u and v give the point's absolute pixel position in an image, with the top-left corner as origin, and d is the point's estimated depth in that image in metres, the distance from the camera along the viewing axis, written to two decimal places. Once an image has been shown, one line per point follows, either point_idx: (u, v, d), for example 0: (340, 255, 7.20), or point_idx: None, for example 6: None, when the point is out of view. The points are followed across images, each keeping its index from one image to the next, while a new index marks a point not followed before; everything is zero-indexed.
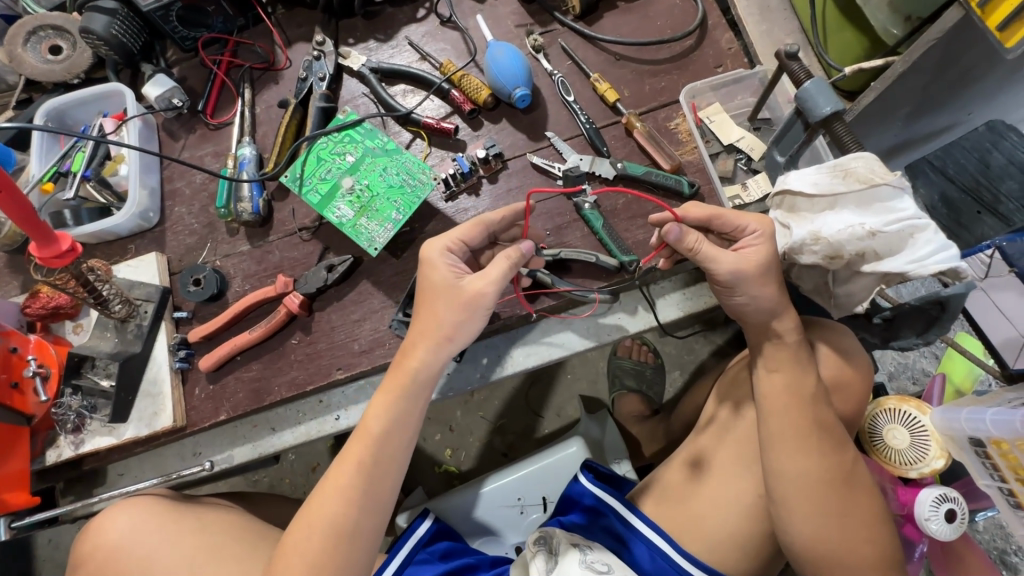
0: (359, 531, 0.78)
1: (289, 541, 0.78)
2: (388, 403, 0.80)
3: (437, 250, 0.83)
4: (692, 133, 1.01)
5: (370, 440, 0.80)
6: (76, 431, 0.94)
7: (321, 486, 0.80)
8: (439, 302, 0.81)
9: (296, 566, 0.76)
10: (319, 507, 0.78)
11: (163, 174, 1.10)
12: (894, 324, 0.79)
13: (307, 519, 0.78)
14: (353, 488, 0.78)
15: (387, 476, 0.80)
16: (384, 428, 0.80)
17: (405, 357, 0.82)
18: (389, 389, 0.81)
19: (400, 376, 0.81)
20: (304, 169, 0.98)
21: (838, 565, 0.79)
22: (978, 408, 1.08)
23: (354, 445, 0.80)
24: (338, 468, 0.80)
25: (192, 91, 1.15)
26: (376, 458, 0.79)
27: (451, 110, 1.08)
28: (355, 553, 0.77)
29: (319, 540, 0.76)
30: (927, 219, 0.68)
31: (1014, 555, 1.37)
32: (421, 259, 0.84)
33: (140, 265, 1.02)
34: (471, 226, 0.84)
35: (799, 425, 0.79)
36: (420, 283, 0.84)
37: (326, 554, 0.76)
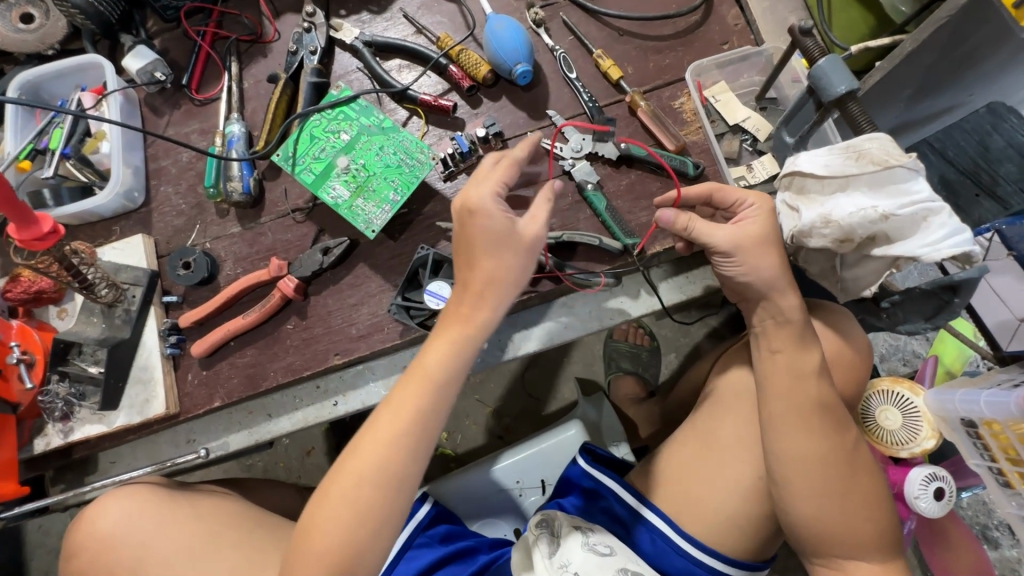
0: (406, 482, 0.68)
1: (325, 494, 0.68)
2: (453, 352, 0.71)
3: (483, 193, 0.71)
4: (697, 112, 0.99)
5: (424, 382, 0.70)
6: (65, 419, 0.92)
7: (361, 433, 0.69)
8: (491, 246, 0.71)
9: (330, 522, 0.66)
10: (362, 453, 0.68)
11: (147, 153, 1.05)
12: (900, 311, 0.78)
13: (346, 468, 0.68)
14: (400, 436, 0.68)
15: (435, 424, 0.70)
16: (447, 374, 0.70)
17: (461, 302, 0.72)
18: (452, 333, 0.71)
19: (456, 319, 0.72)
20: (297, 148, 0.94)
21: (838, 545, 0.79)
22: (972, 389, 1.09)
23: (408, 391, 0.70)
24: (392, 409, 0.69)
25: (175, 65, 1.09)
26: (432, 406, 0.70)
27: (448, 86, 1.04)
28: (397, 509, 0.68)
29: (358, 492, 0.67)
30: (941, 202, 0.66)
31: (996, 530, 1.40)
32: (465, 204, 0.72)
33: (126, 248, 0.98)
34: (509, 168, 0.75)
35: (801, 408, 0.79)
36: (461, 227, 0.72)
37: (368, 510, 0.67)
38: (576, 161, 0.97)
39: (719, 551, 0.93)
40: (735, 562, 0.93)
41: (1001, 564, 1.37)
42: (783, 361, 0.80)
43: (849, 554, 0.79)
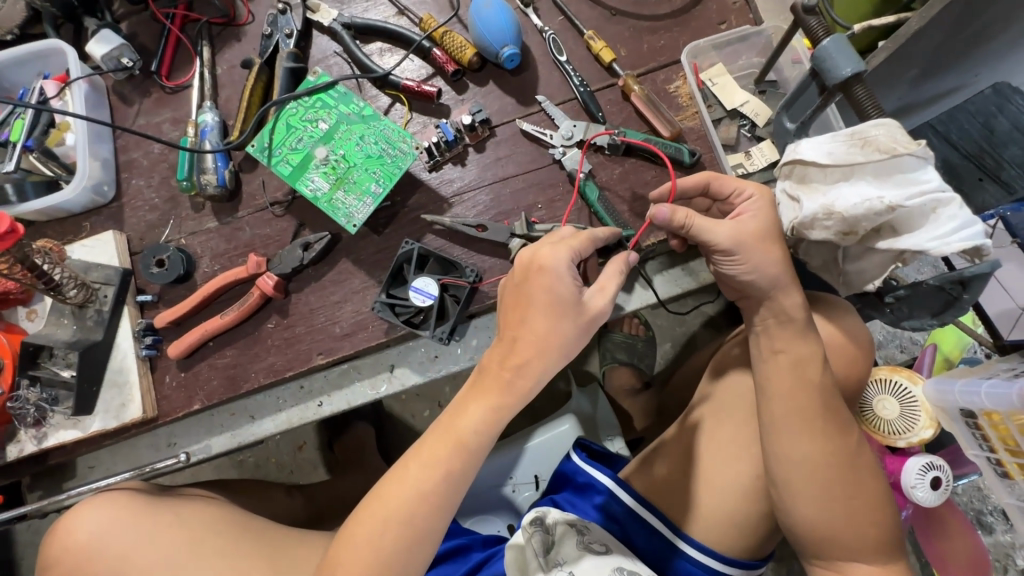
0: (427, 534, 0.70)
1: (348, 536, 0.71)
2: (491, 410, 0.72)
3: (551, 253, 0.73)
4: (693, 96, 0.94)
5: (452, 438, 0.71)
6: (38, 425, 0.88)
7: (389, 474, 0.72)
8: (551, 313, 0.71)
9: (349, 565, 0.69)
10: (389, 498, 0.70)
11: (116, 144, 1.00)
12: (906, 305, 0.75)
13: (369, 513, 0.70)
14: (424, 487, 0.70)
15: (460, 483, 0.71)
16: (482, 436, 0.71)
17: (516, 364, 0.72)
18: (490, 394, 0.72)
19: (490, 379, 0.72)
20: (273, 138, 0.90)
21: (839, 546, 0.77)
22: (972, 380, 1.07)
23: (439, 445, 0.71)
24: (425, 458, 0.71)
25: (144, 50, 1.03)
26: (462, 464, 0.71)
27: (432, 71, 0.99)
28: (415, 559, 0.70)
29: (379, 540, 0.69)
30: (952, 192, 0.62)
31: (990, 515, 1.40)
32: (537, 264, 0.73)
33: (97, 245, 0.94)
34: (578, 239, 0.75)
35: (803, 409, 0.76)
36: (516, 288, 0.74)
37: (386, 558, 0.69)
38: (567, 149, 0.93)
39: (717, 551, 0.91)
40: (734, 562, 0.91)
41: (994, 549, 1.37)
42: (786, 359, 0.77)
43: (852, 556, 0.77)
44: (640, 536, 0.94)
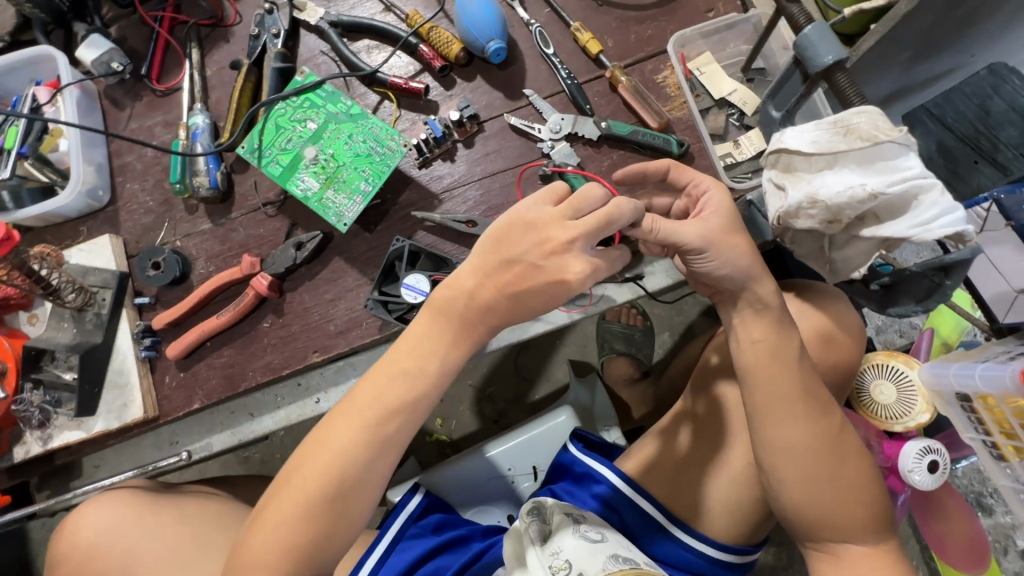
0: (378, 474, 0.67)
1: (290, 478, 0.66)
2: (452, 349, 0.69)
3: (581, 275, 0.67)
4: (680, 86, 0.94)
5: (406, 375, 0.68)
6: (43, 427, 0.90)
7: (337, 413, 0.68)
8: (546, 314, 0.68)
9: (291, 509, 0.65)
10: (329, 437, 0.67)
11: (110, 148, 1.01)
12: (892, 292, 0.75)
13: (315, 454, 0.66)
14: (376, 425, 0.66)
15: (412, 422, 0.68)
16: (437, 373, 0.69)
17: (488, 318, 0.68)
18: (451, 332, 0.69)
19: (451, 319, 0.69)
20: (262, 139, 0.90)
21: (831, 530, 0.77)
22: (967, 364, 1.07)
23: (393, 383, 0.67)
24: (368, 395, 0.68)
25: (134, 54, 1.04)
26: (416, 403, 0.68)
27: (420, 67, 0.99)
28: (363, 501, 0.67)
29: (326, 480, 0.65)
30: (933, 178, 0.62)
31: (990, 497, 1.41)
32: (556, 258, 0.67)
33: (94, 249, 0.95)
34: (605, 260, 0.70)
35: (787, 392, 0.77)
36: (521, 267, 0.67)
37: (333, 497, 0.65)
38: (555, 142, 0.94)
39: (712, 537, 0.92)
40: (729, 548, 0.91)
41: (993, 530, 1.38)
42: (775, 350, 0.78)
43: (844, 540, 0.77)
44: (639, 524, 0.94)
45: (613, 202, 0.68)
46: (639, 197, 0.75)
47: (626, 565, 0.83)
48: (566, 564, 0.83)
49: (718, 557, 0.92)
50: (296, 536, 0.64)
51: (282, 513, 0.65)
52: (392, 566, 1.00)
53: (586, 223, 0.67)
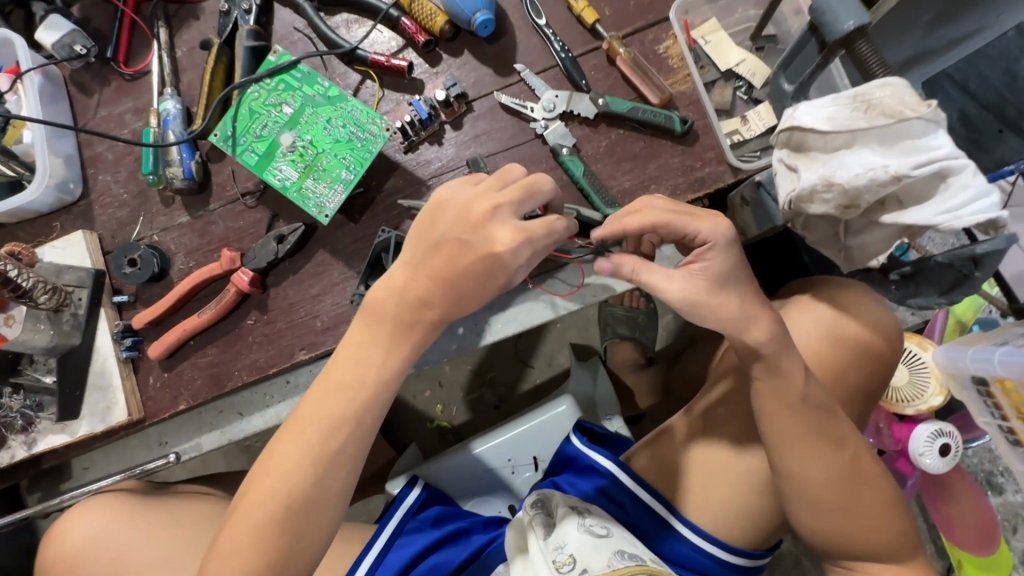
0: (335, 491, 0.63)
1: (240, 508, 0.62)
2: (397, 351, 0.64)
3: (510, 242, 0.62)
4: (684, 57, 0.87)
5: (349, 386, 0.63)
6: (26, 431, 0.88)
7: (280, 434, 0.63)
8: (479, 281, 0.63)
9: (244, 540, 0.60)
10: (280, 459, 0.62)
11: (79, 138, 0.95)
12: (913, 282, 0.70)
13: (263, 480, 0.62)
14: (326, 442, 0.62)
15: (364, 433, 0.64)
16: (384, 379, 0.64)
17: (427, 309, 0.63)
18: (394, 335, 0.64)
19: (387, 320, 0.64)
20: (236, 125, 0.85)
21: (853, 548, 0.76)
22: (985, 347, 1.00)
23: (336, 396, 0.63)
24: (314, 408, 0.63)
25: (98, 35, 0.97)
26: (365, 412, 0.63)
27: (403, 43, 0.92)
28: (321, 520, 0.62)
29: (278, 506, 0.61)
30: (965, 158, 0.57)
31: (1000, 476, 1.36)
32: (484, 229, 0.62)
33: (67, 246, 0.91)
34: (540, 227, 0.64)
35: (812, 412, 0.72)
36: (449, 244, 0.63)
37: (288, 521, 0.61)
38: (549, 122, 0.87)
39: (725, 541, 0.89)
40: (742, 553, 0.89)
41: (1004, 510, 1.34)
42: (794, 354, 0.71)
43: (865, 557, 0.76)
44: (658, 539, 0.90)
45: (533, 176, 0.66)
46: (619, 258, 0.69)
47: (632, 562, 0.79)
48: (570, 559, 0.80)
49: (730, 562, 0.89)
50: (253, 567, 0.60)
51: (236, 548, 0.60)
52: (390, 564, 0.96)
53: (506, 194, 0.64)
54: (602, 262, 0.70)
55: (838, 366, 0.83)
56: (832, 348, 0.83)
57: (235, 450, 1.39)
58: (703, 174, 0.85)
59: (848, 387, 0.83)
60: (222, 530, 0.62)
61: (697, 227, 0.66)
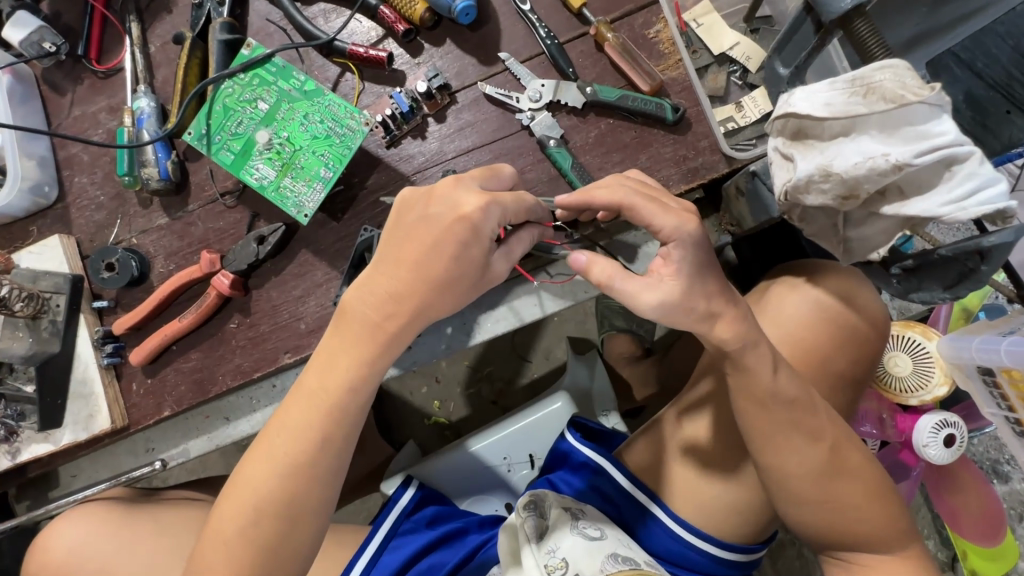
0: (309, 505, 0.60)
1: (213, 525, 0.60)
2: (360, 354, 0.61)
3: (478, 205, 0.59)
4: (675, 41, 0.83)
5: (318, 396, 0.61)
6: (9, 440, 0.86)
7: (251, 450, 0.61)
8: (442, 259, 0.60)
9: (218, 558, 0.59)
10: (251, 475, 0.60)
11: (53, 139, 0.93)
12: (916, 276, 0.67)
13: (234, 495, 0.60)
14: (294, 455, 0.60)
15: (337, 444, 0.61)
16: (351, 387, 0.61)
17: (396, 303, 0.60)
18: (357, 337, 0.61)
19: (356, 322, 0.61)
20: (210, 123, 0.81)
21: (843, 540, 0.73)
22: (993, 336, 0.96)
23: (303, 406, 0.61)
24: (285, 421, 0.61)
25: (69, 31, 0.94)
26: (335, 423, 0.61)
27: (383, 33, 0.88)
28: (299, 533, 0.60)
29: (249, 522, 0.59)
30: (971, 145, 0.53)
31: (1006, 464, 1.32)
32: (447, 202, 0.60)
33: (43, 251, 0.88)
34: (510, 195, 0.62)
35: (792, 411, 0.69)
36: (417, 226, 0.61)
37: (261, 537, 0.59)
38: (535, 113, 0.84)
39: (718, 537, 0.86)
40: (736, 549, 0.86)
41: (1010, 499, 1.31)
42: (759, 350, 0.66)
43: (857, 548, 0.73)
44: (647, 537, 0.88)
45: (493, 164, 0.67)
46: (590, 258, 0.62)
47: (626, 567, 0.78)
48: (562, 563, 0.79)
49: (725, 558, 0.87)
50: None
51: (210, 565, 0.59)
52: (383, 566, 0.94)
53: (470, 173, 0.64)
54: (578, 253, 0.62)
55: (822, 354, 0.80)
56: (813, 334, 0.80)
57: (230, 452, 1.38)
58: (696, 163, 0.82)
59: (834, 374, 0.80)
60: (197, 548, 0.61)
61: (663, 222, 0.60)
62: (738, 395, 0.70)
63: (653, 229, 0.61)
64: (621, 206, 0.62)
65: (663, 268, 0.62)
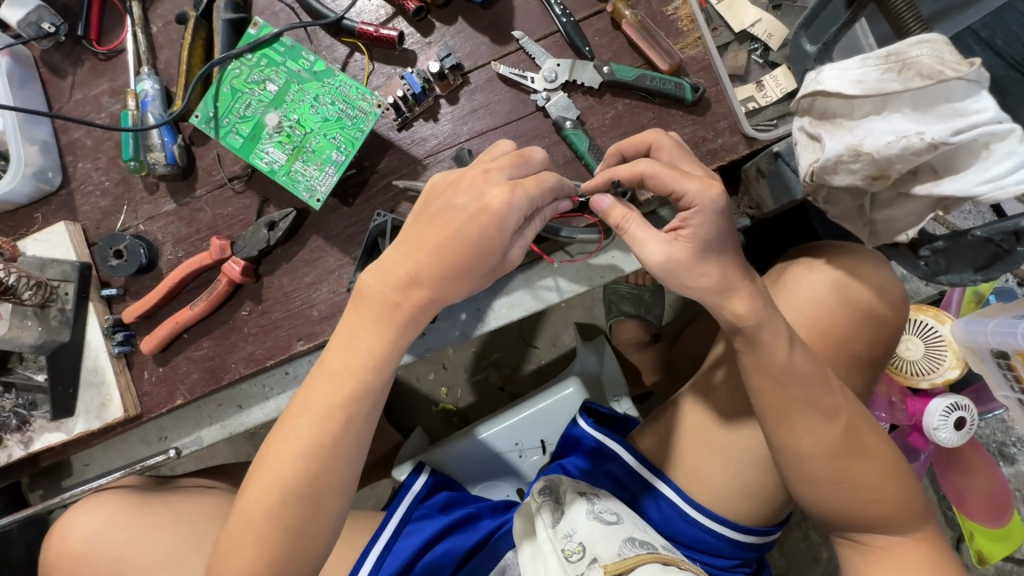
0: (333, 487, 0.60)
1: (239, 508, 0.60)
2: (382, 335, 0.61)
3: (503, 197, 0.58)
4: (694, 19, 0.82)
5: (338, 377, 0.61)
6: (21, 429, 0.86)
7: (274, 434, 0.61)
8: (462, 246, 0.59)
9: (245, 539, 0.59)
10: (273, 458, 0.60)
11: (55, 124, 0.91)
12: (944, 258, 0.67)
13: (259, 478, 0.59)
14: (318, 436, 0.59)
15: (360, 424, 0.61)
16: (372, 366, 0.61)
17: (411, 287, 0.60)
18: (376, 317, 0.61)
19: (374, 303, 0.61)
20: (218, 106, 0.79)
21: (859, 521, 0.72)
22: (1008, 319, 0.93)
23: (325, 387, 0.61)
24: (305, 403, 0.61)
25: (68, 11, 0.91)
26: (357, 404, 0.61)
27: (393, 11, 0.86)
28: (325, 513, 0.60)
29: (274, 504, 0.59)
30: (1012, 123, 0.52)
31: (1013, 447, 1.32)
32: (472, 193, 0.60)
33: (50, 239, 0.87)
34: (532, 180, 0.60)
35: (809, 393, 0.68)
36: (438, 214, 0.60)
37: (287, 519, 0.59)
38: (551, 93, 0.82)
39: (733, 520, 0.85)
40: (751, 530, 0.85)
41: (1017, 481, 1.31)
42: (775, 324, 0.66)
43: (874, 529, 0.72)
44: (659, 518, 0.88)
45: (523, 149, 0.64)
46: (612, 203, 0.64)
47: (643, 551, 0.77)
48: (580, 547, 0.79)
49: (739, 541, 0.86)
50: (257, 565, 0.58)
51: (235, 549, 0.58)
52: (398, 552, 0.93)
53: (499, 161, 0.62)
54: (601, 196, 0.65)
55: (839, 334, 0.79)
56: (832, 315, 0.79)
57: (238, 439, 1.38)
58: (716, 144, 0.80)
59: (852, 355, 0.79)
60: (223, 530, 0.61)
61: (686, 185, 0.61)
62: (753, 375, 0.69)
63: (676, 195, 0.62)
64: (642, 174, 0.62)
65: (686, 233, 0.62)
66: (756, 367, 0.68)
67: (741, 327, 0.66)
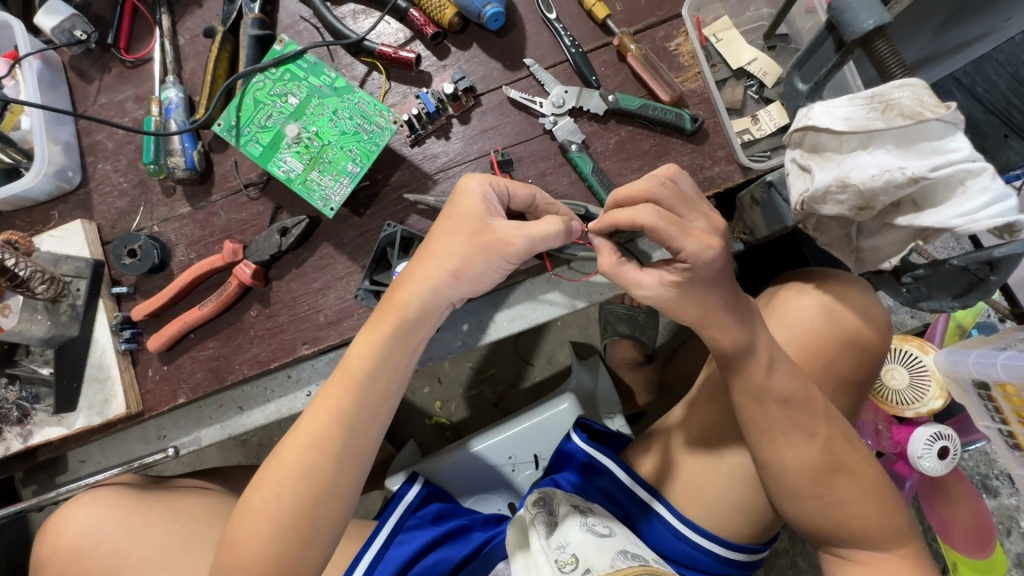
0: (339, 487, 0.63)
1: (247, 505, 0.62)
2: (376, 338, 0.65)
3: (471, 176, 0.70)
4: (695, 55, 0.87)
5: (343, 379, 0.65)
6: (22, 423, 0.87)
7: (287, 436, 0.64)
8: (453, 230, 0.67)
9: (249, 537, 0.61)
10: (281, 461, 0.63)
11: (78, 125, 0.94)
12: (926, 284, 0.70)
13: (268, 478, 0.62)
14: (324, 437, 0.63)
15: (367, 427, 0.64)
16: (371, 365, 0.65)
17: (395, 288, 0.67)
18: (379, 323, 0.66)
19: (381, 311, 0.67)
20: (240, 115, 0.83)
21: (843, 536, 0.74)
22: (988, 350, 0.95)
23: (333, 389, 0.65)
24: (315, 408, 0.64)
25: (99, 20, 0.95)
26: (360, 407, 0.64)
27: (411, 35, 0.90)
28: (331, 513, 0.63)
29: (279, 503, 0.61)
30: (984, 161, 0.56)
31: (996, 479, 1.34)
32: (456, 189, 0.70)
33: (65, 235, 0.89)
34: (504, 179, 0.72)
35: (803, 417, 0.71)
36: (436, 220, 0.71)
37: (291, 518, 0.61)
38: (558, 118, 0.87)
39: (722, 537, 0.87)
40: (740, 548, 0.87)
41: (998, 513, 1.32)
42: (761, 347, 0.70)
43: (856, 544, 0.74)
44: (655, 536, 0.89)
45: None
46: (601, 241, 0.67)
47: (635, 563, 0.78)
48: (573, 559, 0.79)
49: (729, 558, 0.87)
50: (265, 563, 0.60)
51: (242, 546, 0.61)
52: (390, 561, 0.92)
53: None
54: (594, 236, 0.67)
55: (826, 356, 0.82)
56: (820, 338, 0.82)
57: (229, 445, 1.38)
58: (713, 172, 0.85)
59: (836, 377, 0.83)
60: (230, 530, 0.63)
61: (684, 243, 0.61)
62: (739, 393, 0.72)
63: (674, 249, 0.62)
64: (643, 227, 0.61)
65: (673, 277, 0.65)
66: (741, 383, 0.71)
67: (724, 351, 0.70)
